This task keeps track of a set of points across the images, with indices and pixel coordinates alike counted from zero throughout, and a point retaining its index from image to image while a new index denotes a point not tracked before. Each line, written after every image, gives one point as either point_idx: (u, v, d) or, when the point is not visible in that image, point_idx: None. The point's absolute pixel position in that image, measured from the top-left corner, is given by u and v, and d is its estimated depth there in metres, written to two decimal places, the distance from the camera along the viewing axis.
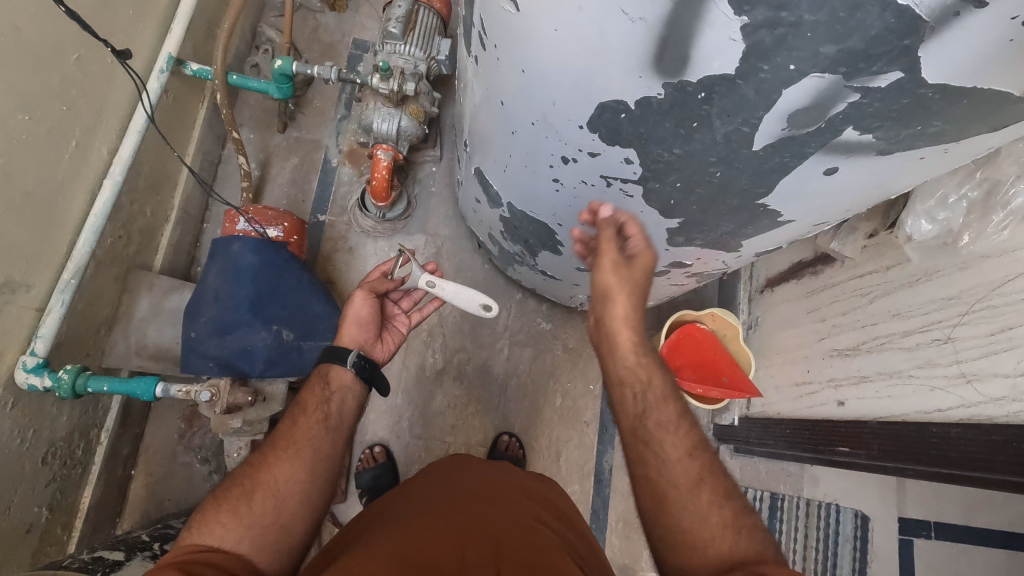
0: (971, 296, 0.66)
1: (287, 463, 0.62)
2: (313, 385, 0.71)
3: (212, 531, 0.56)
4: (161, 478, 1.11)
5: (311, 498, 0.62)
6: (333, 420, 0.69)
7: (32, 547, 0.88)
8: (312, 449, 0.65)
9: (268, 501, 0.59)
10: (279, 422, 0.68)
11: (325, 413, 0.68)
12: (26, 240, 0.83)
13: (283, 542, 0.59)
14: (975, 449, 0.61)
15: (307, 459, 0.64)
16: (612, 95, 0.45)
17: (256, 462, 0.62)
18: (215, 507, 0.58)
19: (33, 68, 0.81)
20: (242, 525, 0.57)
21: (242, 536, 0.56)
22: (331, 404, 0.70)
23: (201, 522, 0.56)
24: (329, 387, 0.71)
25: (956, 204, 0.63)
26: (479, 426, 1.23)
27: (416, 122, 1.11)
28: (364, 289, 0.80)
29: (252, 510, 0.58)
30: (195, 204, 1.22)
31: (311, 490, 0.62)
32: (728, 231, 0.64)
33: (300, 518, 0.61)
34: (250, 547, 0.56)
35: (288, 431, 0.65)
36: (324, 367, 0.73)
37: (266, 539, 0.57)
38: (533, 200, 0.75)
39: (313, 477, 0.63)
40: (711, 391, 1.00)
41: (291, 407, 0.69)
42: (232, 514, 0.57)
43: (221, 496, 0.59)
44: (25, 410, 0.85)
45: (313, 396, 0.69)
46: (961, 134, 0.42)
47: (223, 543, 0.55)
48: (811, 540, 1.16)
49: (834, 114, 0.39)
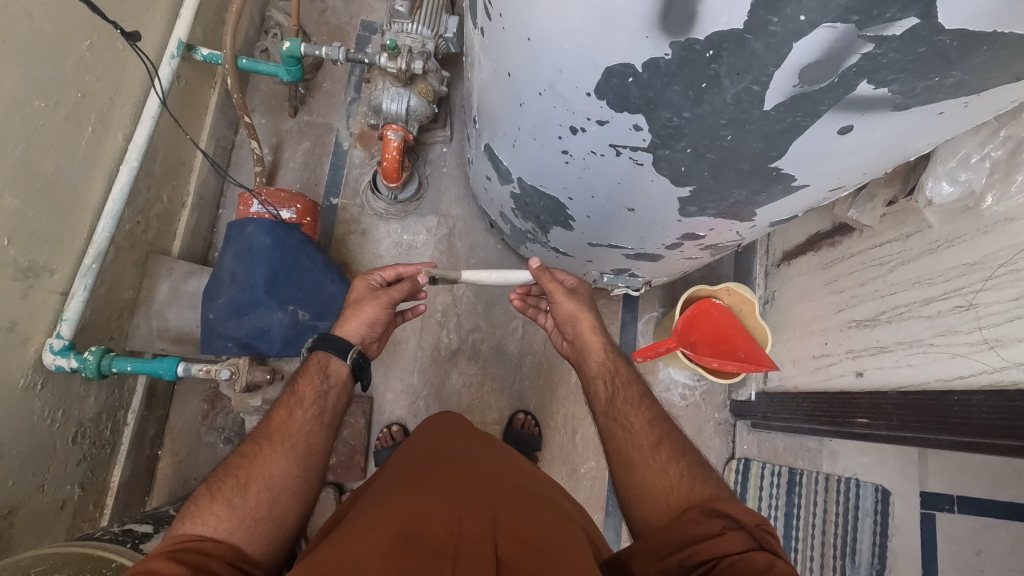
0: (994, 260, 0.64)
1: (282, 456, 0.63)
2: (311, 373, 0.72)
3: (205, 521, 0.56)
4: (186, 458, 1.14)
5: (302, 491, 0.63)
6: (327, 416, 0.70)
7: (66, 523, 0.92)
8: (305, 444, 0.66)
9: (263, 493, 0.60)
10: (271, 414, 0.68)
11: (321, 407, 0.70)
12: (48, 226, 0.85)
13: (274, 533, 0.59)
14: (1001, 416, 0.60)
15: (300, 455, 0.65)
16: (619, 58, 0.44)
17: (249, 452, 0.63)
18: (208, 497, 0.58)
19: (46, 55, 0.83)
20: (235, 516, 0.57)
21: (236, 528, 0.57)
22: (327, 399, 0.71)
23: (194, 511, 0.56)
24: (327, 380, 0.72)
25: (979, 165, 0.61)
26: (494, 405, 1.23)
27: (425, 101, 1.11)
28: (392, 296, 0.79)
29: (246, 501, 0.58)
30: (211, 190, 1.24)
31: (303, 483, 0.64)
32: (741, 199, 0.63)
33: (292, 510, 0.62)
34: (243, 537, 0.57)
35: (283, 424, 0.66)
36: (323, 357, 0.73)
37: (258, 531, 0.58)
38: (543, 174, 0.74)
39: (305, 471, 0.64)
40: (726, 364, 0.99)
41: (286, 398, 0.69)
42: (226, 505, 0.57)
43: (215, 487, 0.59)
44: (54, 391, 0.88)
45: (311, 388, 0.70)
46: (982, 84, 0.40)
47: (217, 532, 0.55)
48: (832, 515, 1.13)
49: (847, 68, 0.38)
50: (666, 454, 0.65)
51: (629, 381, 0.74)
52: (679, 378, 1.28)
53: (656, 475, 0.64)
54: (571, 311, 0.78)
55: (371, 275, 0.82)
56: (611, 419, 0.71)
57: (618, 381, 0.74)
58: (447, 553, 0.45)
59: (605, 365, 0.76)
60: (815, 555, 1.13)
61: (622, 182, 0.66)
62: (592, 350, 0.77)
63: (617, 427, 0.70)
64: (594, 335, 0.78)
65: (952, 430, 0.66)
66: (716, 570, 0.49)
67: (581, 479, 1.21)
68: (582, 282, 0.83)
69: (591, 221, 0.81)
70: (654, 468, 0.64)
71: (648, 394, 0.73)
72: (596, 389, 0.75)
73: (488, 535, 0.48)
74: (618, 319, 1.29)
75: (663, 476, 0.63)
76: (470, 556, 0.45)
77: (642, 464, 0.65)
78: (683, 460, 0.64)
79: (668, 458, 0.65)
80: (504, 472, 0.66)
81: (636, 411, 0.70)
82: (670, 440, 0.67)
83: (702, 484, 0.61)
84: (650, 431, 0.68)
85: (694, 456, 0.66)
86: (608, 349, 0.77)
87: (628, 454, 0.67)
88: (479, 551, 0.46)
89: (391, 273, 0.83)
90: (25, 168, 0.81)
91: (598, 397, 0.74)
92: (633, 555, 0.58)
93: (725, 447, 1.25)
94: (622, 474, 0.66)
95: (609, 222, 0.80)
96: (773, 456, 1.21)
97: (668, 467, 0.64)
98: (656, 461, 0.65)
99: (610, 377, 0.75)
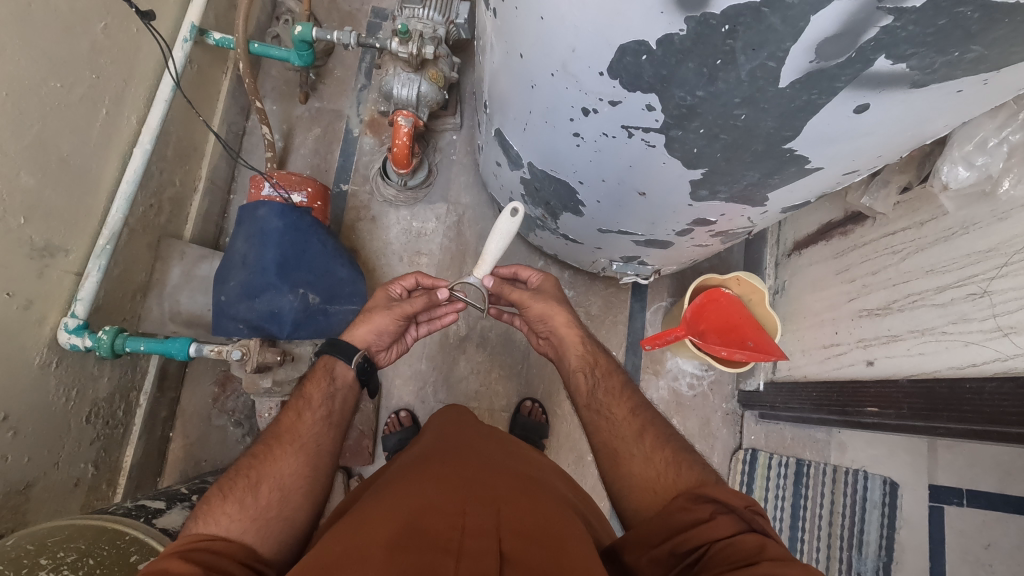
0: (1010, 247, 0.63)
1: (292, 456, 0.64)
2: (317, 377, 0.72)
3: (217, 521, 0.56)
4: (197, 440, 1.16)
5: (313, 491, 0.63)
6: (336, 417, 0.70)
7: (80, 500, 0.93)
8: (315, 444, 0.66)
9: (273, 492, 0.60)
10: (281, 415, 0.69)
11: (329, 408, 0.70)
12: (63, 207, 0.86)
13: (286, 531, 0.60)
14: (1016, 406, 0.60)
15: (310, 455, 0.65)
16: (633, 35, 0.43)
17: (259, 454, 0.64)
18: (220, 497, 0.58)
19: (61, 36, 0.83)
20: (247, 515, 0.57)
21: (248, 527, 0.57)
22: (334, 401, 0.71)
23: (207, 512, 0.57)
24: (333, 383, 0.73)
25: (996, 149, 0.61)
26: (502, 392, 1.24)
27: (436, 87, 1.10)
28: (405, 309, 0.78)
29: (258, 500, 0.59)
30: (222, 174, 1.25)
31: (315, 482, 0.64)
32: (754, 181, 0.63)
33: (303, 508, 0.62)
34: (255, 536, 0.57)
35: (293, 425, 0.67)
36: (329, 360, 0.74)
37: (270, 529, 0.58)
38: (555, 158, 0.74)
39: (315, 471, 0.65)
40: (735, 352, 0.98)
41: (295, 400, 0.70)
42: (238, 505, 0.58)
43: (227, 487, 0.60)
44: (68, 370, 0.89)
45: (318, 390, 0.71)
46: (1003, 60, 0.40)
47: (229, 531, 0.56)
48: (839, 506, 1.11)
49: (865, 42, 0.38)
50: (650, 443, 0.65)
51: (609, 372, 0.74)
52: (687, 367, 1.29)
53: (642, 464, 0.63)
54: (542, 311, 0.79)
55: (392, 285, 0.83)
56: (594, 412, 0.71)
57: (598, 373, 0.74)
58: (450, 547, 0.45)
59: (585, 358, 0.76)
60: (821, 547, 1.12)
61: (634, 165, 0.65)
62: (571, 346, 0.77)
63: (600, 420, 0.70)
64: (571, 330, 0.78)
65: (966, 422, 0.66)
66: (706, 558, 0.50)
67: (587, 467, 1.21)
68: (548, 279, 0.84)
69: (602, 206, 0.81)
70: (639, 457, 0.64)
71: (627, 384, 0.73)
72: (577, 382, 0.75)
73: (492, 527, 0.48)
74: (626, 308, 1.29)
75: (648, 465, 0.63)
76: (474, 550, 0.45)
77: (627, 454, 0.65)
78: (668, 447, 0.64)
79: (652, 446, 0.65)
80: (511, 464, 0.66)
81: (617, 402, 0.71)
82: (655, 428, 0.67)
83: (688, 470, 0.61)
84: (632, 421, 0.68)
85: (679, 442, 0.65)
86: (586, 343, 0.78)
87: (613, 446, 0.67)
88: (482, 544, 0.46)
89: (410, 281, 0.84)
90: (40, 148, 0.81)
91: (580, 391, 0.74)
92: (625, 546, 0.58)
93: (732, 437, 1.28)
94: (609, 468, 0.66)
95: (621, 207, 0.79)
96: (780, 447, 1.22)
97: (652, 456, 0.64)
98: (641, 450, 0.64)
99: (589, 370, 0.75)
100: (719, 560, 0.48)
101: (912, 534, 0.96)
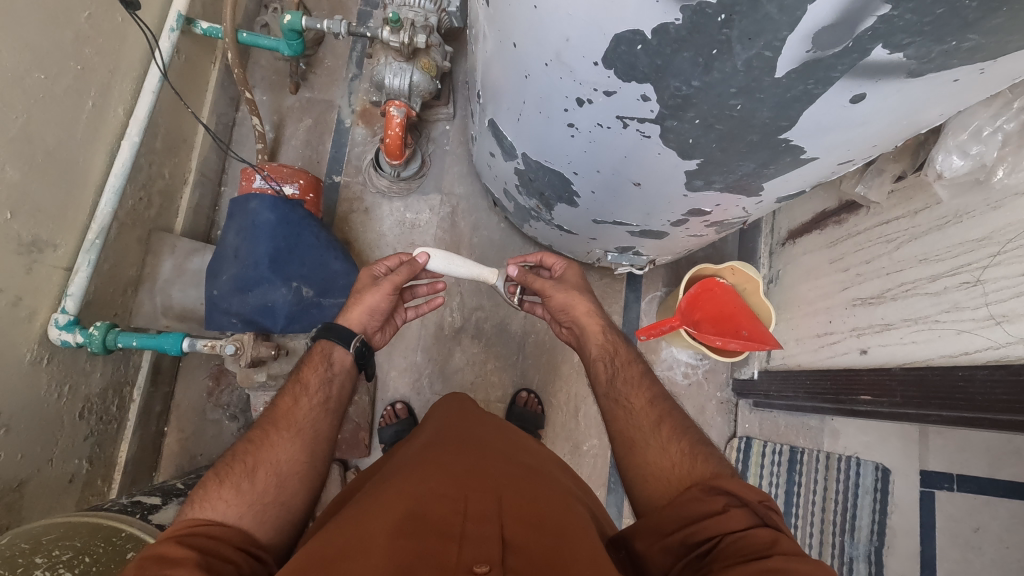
0: (1005, 236, 0.64)
1: (289, 442, 0.63)
2: (314, 362, 0.72)
3: (214, 505, 0.56)
4: (193, 434, 1.15)
5: (310, 477, 0.63)
6: (332, 403, 0.70)
7: (76, 496, 0.93)
8: (312, 431, 0.66)
9: (269, 478, 0.60)
10: (277, 401, 0.68)
11: (326, 394, 0.70)
12: (50, 202, 0.85)
13: (283, 517, 0.60)
14: (1006, 392, 0.60)
15: (306, 441, 0.65)
16: (628, 25, 0.43)
17: (256, 439, 0.63)
18: (217, 482, 0.58)
19: (43, 26, 0.81)
20: (244, 501, 0.57)
21: (245, 512, 0.57)
22: (332, 387, 0.71)
23: (203, 497, 0.57)
24: (331, 369, 0.72)
25: (991, 137, 0.61)
26: (498, 382, 1.24)
27: (428, 76, 1.09)
28: (394, 282, 0.77)
29: (254, 486, 0.59)
30: (212, 166, 1.23)
31: (311, 469, 0.64)
32: (749, 171, 0.62)
33: (299, 495, 0.62)
34: (251, 522, 0.57)
35: (289, 411, 0.66)
36: (326, 346, 0.73)
37: (267, 515, 0.58)
38: (549, 149, 0.73)
39: (313, 458, 0.64)
40: (729, 342, 0.98)
41: (291, 386, 0.69)
42: (235, 491, 0.58)
43: (223, 473, 0.59)
44: (60, 366, 0.88)
45: (315, 375, 0.70)
46: (1000, 49, 0.39)
47: (225, 516, 0.56)
48: (832, 492, 1.12)
49: (863, 31, 0.37)
50: (667, 433, 0.65)
51: (629, 361, 0.74)
52: (682, 356, 1.29)
53: (657, 454, 0.64)
54: (564, 300, 0.79)
55: (375, 266, 0.82)
56: (613, 400, 0.71)
57: (619, 362, 0.74)
58: (453, 534, 0.45)
59: (605, 346, 0.76)
60: (814, 533, 1.12)
61: (630, 155, 0.65)
62: (592, 334, 0.78)
63: (618, 408, 0.70)
64: (593, 319, 0.78)
65: (958, 406, 0.67)
66: (718, 548, 0.50)
67: (584, 456, 1.22)
68: (573, 267, 0.85)
69: (597, 196, 0.81)
70: (655, 448, 0.64)
71: (648, 373, 0.73)
72: (597, 371, 0.75)
73: (494, 513, 0.48)
74: (621, 299, 1.30)
75: (664, 455, 0.63)
76: (476, 536, 0.45)
77: (643, 443, 0.65)
78: (685, 439, 0.64)
79: (669, 437, 0.65)
80: (511, 451, 0.66)
81: (637, 392, 0.71)
82: (671, 419, 0.67)
83: (704, 462, 0.61)
84: (650, 411, 0.68)
85: (695, 434, 0.65)
86: (607, 331, 0.78)
87: (629, 434, 0.67)
88: (484, 530, 0.46)
89: (394, 260, 0.82)
90: (25, 142, 0.80)
91: (599, 378, 0.74)
92: (636, 534, 0.58)
93: (727, 425, 1.24)
94: (624, 454, 0.67)
95: (616, 198, 0.79)
96: (775, 434, 1.20)
97: (669, 446, 0.64)
98: (657, 440, 0.65)
99: (610, 359, 0.75)
100: (730, 552, 0.49)
101: (904, 518, 0.97)
